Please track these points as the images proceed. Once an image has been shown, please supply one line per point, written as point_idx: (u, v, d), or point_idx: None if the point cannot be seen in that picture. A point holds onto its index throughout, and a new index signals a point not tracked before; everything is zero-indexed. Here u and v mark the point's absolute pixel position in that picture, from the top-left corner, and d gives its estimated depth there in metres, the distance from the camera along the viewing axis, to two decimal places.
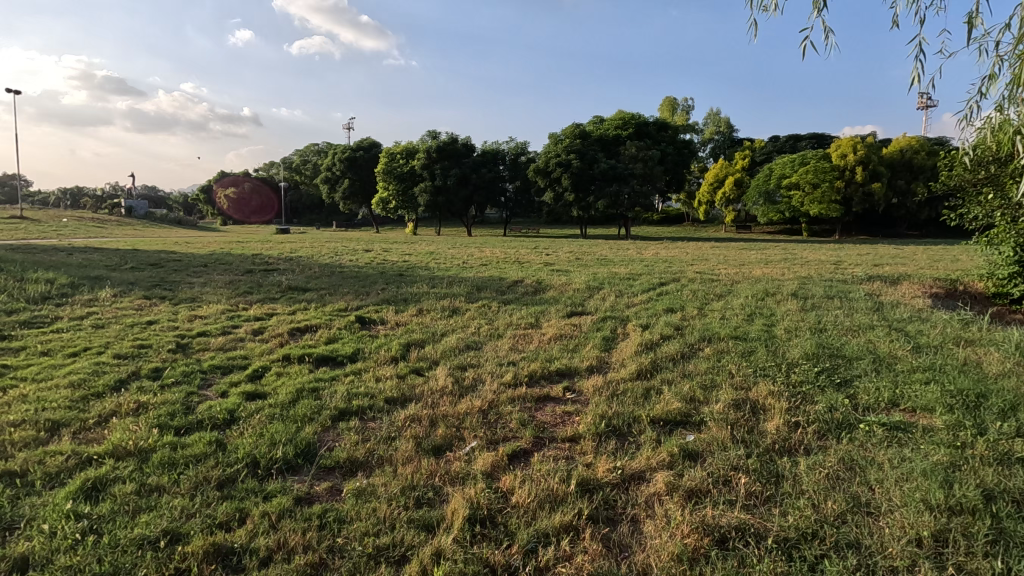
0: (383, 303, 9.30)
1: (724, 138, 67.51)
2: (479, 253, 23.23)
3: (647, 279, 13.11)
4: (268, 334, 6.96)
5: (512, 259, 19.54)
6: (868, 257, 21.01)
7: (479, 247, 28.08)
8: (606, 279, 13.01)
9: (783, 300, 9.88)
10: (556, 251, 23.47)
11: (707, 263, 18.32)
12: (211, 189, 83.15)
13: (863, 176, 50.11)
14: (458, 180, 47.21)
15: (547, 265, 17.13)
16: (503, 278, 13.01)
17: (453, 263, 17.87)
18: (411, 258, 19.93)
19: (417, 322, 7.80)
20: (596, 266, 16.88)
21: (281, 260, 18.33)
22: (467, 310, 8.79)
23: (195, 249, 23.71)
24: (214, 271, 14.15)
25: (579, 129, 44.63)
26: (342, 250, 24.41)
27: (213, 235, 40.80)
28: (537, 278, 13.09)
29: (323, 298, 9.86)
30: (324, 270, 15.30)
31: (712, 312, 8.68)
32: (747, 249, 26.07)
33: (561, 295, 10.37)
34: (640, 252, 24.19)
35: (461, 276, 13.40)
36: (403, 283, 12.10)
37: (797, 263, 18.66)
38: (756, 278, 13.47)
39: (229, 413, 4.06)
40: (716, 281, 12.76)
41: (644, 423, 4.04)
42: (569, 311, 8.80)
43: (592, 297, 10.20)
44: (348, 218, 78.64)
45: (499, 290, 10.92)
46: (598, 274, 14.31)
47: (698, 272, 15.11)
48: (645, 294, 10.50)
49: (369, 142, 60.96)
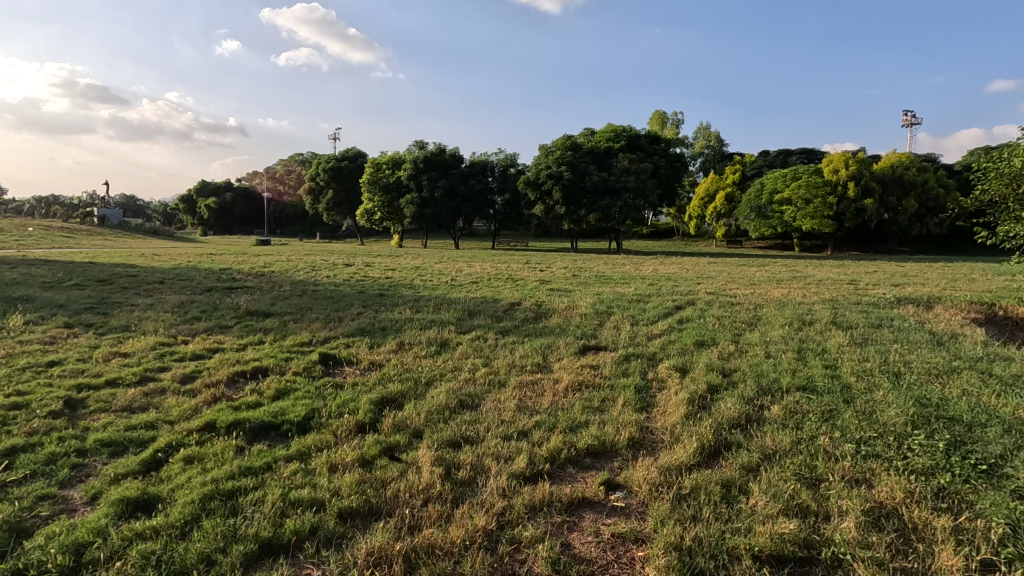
0: (358, 333, 7.75)
1: (714, 152, 67.17)
2: (469, 268, 21.80)
3: (659, 302, 11.72)
4: (200, 382, 5.35)
5: (505, 276, 18.07)
6: (879, 276, 19.91)
7: (468, 261, 26.70)
8: (615, 302, 11.61)
9: (826, 331, 8.51)
10: (551, 268, 22.11)
11: (714, 282, 17.09)
12: (191, 199, 80.82)
13: (855, 191, 49.70)
14: (446, 192, 45.86)
15: (545, 283, 15.70)
16: (499, 299, 11.54)
17: (441, 281, 16.34)
18: (394, 273, 18.40)
19: (398, 362, 6.26)
20: (596, 285, 15.47)
21: (250, 276, 16.66)
22: (458, 344, 7.27)
23: (160, 261, 21.94)
24: (168, 290, 12.45)
25: (570, 141, 43.63)
26: (320, 263, 22.80)
27: (189, 247, 39.03)
28: (537, 300, 11.63)
29: (286, 327, 8.26)
30: (296, 288, 13.68)
31: (753, 348, 7.26)
32: (750, 266, 24.89)
33: (567, 322, 8.93)
34: (638, 268, 22.91)
35: (452, 297, 11.91)
36: (384, 306, 10.54)
37: (810, 282, 17.44)
38: (779, 301, 12.15)
39: (76, 555, 2.49)
40: (736, 305, 11.42)
41: (748, 566, 2.56)
42: (582, 346, 7.31)
43: (605, 326, 8.73)
44: (333, 229, 76.79)
45: (495, 316, 9.43)
46: (603, 295, 12.91)
47: (711, 293, 13.78)
48: (665, 323, 9.09)
49: (354, 152, 59.46)
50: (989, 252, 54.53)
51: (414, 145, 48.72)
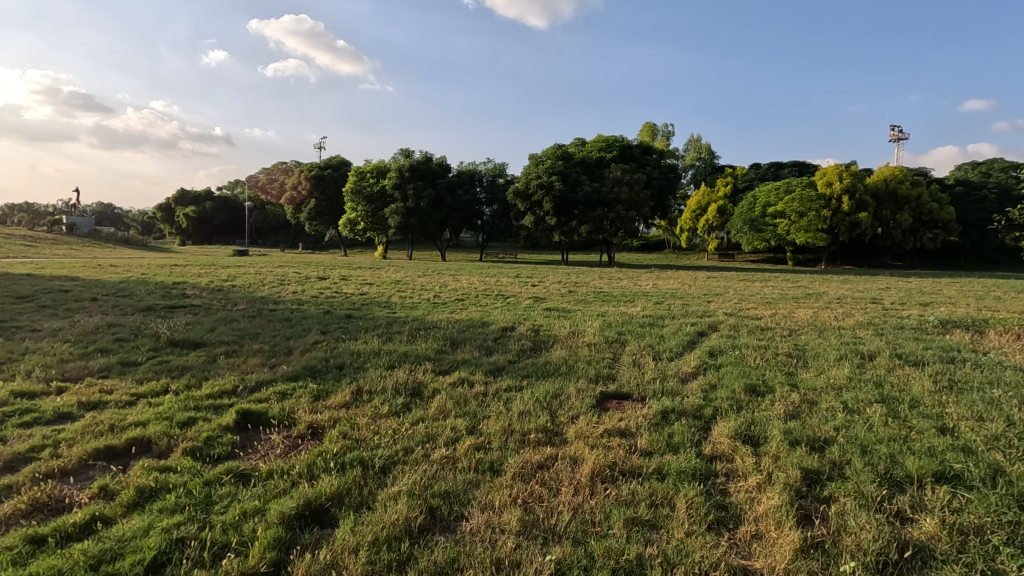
0: (303, 376, 5.88)
1: (706, 165, 66.35)
2: (454, 283, 20.05)
3: (676, 326, 10.03)
4: (27, 472, 3.44)
5: (494, 293, 16.34)
6: (899, 293, 18.44)
7: (454, 275, 24.95)
8: (624, 326, 9.95)
9: (896, 369, 6.82)
10: (544, 283, 20.42)
11: (726, 300, 15.49)
12: (169, 208, 78.26)
13: (850, 205, 48.83)
14: (432, 202, 44.20)
15: (539, 302, 13.99)
16: (489, 323, 9.77)
17: (422, 298, 14.56)
18: (371, 289, 16.58)
19: (348, 426, 4.42)
20: (597, 304, 13.73)
21: (205, 291, 14.66)
22: (436, 393, 5.45)
23: (113, 273, 19.86)
24: (94, 310, 10.47)
25: (561, 151, 42.24)
26: (293, 276, 20.86)
27: (161, 257, 36.97)
28: (533, 324, 9.87)
29: (214, 365, 6.36)
30: (251, 307, 11.76)
31: (824, 398, 5.52)
32: (755, 282, 23.34)
33: (575, 357, 7.16)
34: (637, 284, 21.29)
35: (434, 320, 10.15)
36: (352, 331, 8.71)
37: (829, 300, 15.93)
38: (811, 325, 10.54)
39: None
40: (765, 330, 9.77)
41: None
42: (600, 395, 5.50)
43: (622, 362, 6.97)
44: (316, 240, 74.52)
45: (486, 347, 7.61)
46: (609, 317, 11.20)
47: (730, 315, 12.13)
48: (696, 358, 7.34)
49: (338, 160, 57.73)
50: (983, 267, 53.95)
51: (399, 153, 47.04)
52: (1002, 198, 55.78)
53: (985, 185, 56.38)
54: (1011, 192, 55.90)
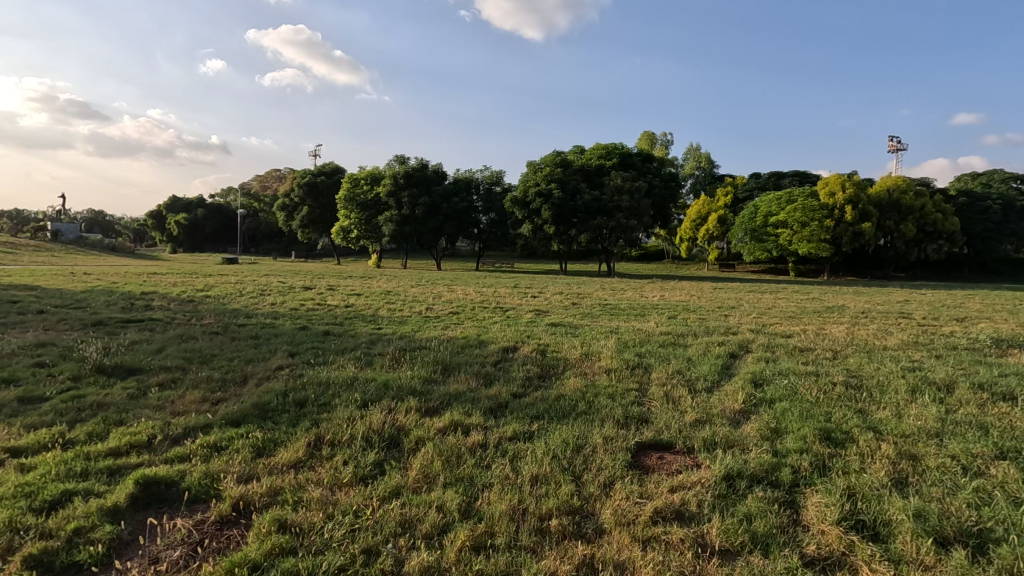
0: (248, 421, 4.52)
1: (705, 174, 65.55)
2: (449, 294, 18.78)
3: (702, 346, 8.73)
4: None
5: (492, 305, 15.08)
6: (924, 308, 17.25)
7: (449, 285, 23.69)
8: (642, 345, 8.67)
9: (991, 406, 5.52)
10: (545, 294, 19.17)
11: (744, 315, 14.26)
12: (160, 215, 76.79)
13: (853, 215, 47.87)
14: (428, 209, 42.98)
15: (542, 316, 12.69)
16: (487, 342, 8.48)
17: (413, 311, 13.24)
18: (358, 300, 15.25)
19: (291, 509, 3.09)
20: (606, 319, 12.45)
21: (174, 301, 13.31)
22: (419, 445, 4.14)
23: (81, 282, 18.48)
24: (32, 326, 9.07)
25: (560, 158, 41.14)
26: (276, 286, 19.52)
27: (147, 264, 35.71)
28: (538, 343, 8.58)
29: (137, 401, 5.00)
30: (218, 321, 10.40)
31: (925, 451, 4.25)
32: (766, 295, 22.15)
33: (594, 389, 5.86)
34: (643, 296, 20.05)
35: (425, 338, 8.88)
36: (326, 353, 7.41)
37: (854, 315, 14.70)
38: (853, 345, 9.26)
39: None
40: (805, 352, 8.49)
41: None
42: (635, 449, 4.21)
43: (654, 396, 5.67)
44: (309, 248, 73.08)
45: (486, 376, 6.29)
46: (622, 334, 9.89)
47: (756, 331, 10.85)
48: (740, 389, 6.05)
49: (332, 168, 56.60)
50: (987, 279, 53.09)
51: (394, 160, 45.89)
52: (1006, 209, 54.98)
53: (989, 196, 55.64)
54: (1015, 204, 55.11)
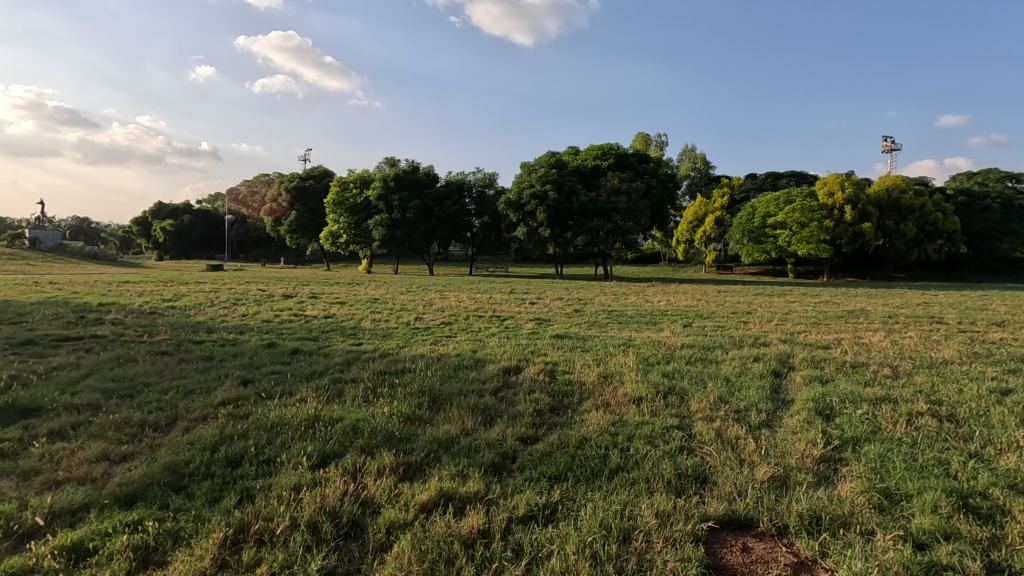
0: (142, 502, 3.12)
1: (701, 175, 64.66)
2: (440, 301, 17.44)
3: (737, 363, 7.41)
4: None
5: (487, 314, 13.82)
6: (948, 311, 16.21)
7: (441, 291, 22.47)
8: (667, 362, 7.38)
9: None
10: (544, 300, 17.95)
11: (763, 321, 13.07)
12: (145, 222, 74.91)
13: (852, 216, 46.99)
14: (419, 213, 41.56)
15: (544, 327, 11.40)
16: (484, 362, 7.15)
17: (400, 321, 11.92)
18: (340, 310, 13.92)
19: None
20: (615, 329, 11.17)
21: (130, 314, 11.84)
22: (389, 541, 2.82)
23: (40, 293, 17.01)
24: None
25: (555, 159, 39.91)
26: (254, 294, 18.14)
27: (126, 271, 34.06)
28: (544, 362, 7.23)
29: (4, 464, 3.61)
30: (170, 338, 8.97)
31: None
32: (776, 299, 20.97)
33: (625, 428, 4.55)
34: (648, 301, 18.95)
35: (411, 357, 7.56)
36: (289, 379, 6.06)
37: (882, 321, 13.49)
38: (907, 357, 7.99)
39: None
40: (857, 368, 7.21)
41: None
42: (705, 538, 2.91)
43: (702, 439, 4.39)
44: (299, 254, 71.51)
45: (486, 411, 4.99)
46: (639, 348, 8.57)
47: (788, 342, 9.56)
48: (806, 425, 4.78)
49: (321, 171, 55.27)
50: (988, 278, 52.47)
51: (384, 162, 44.51)
52: (1005, 208, 54.40)
53: (988, 195, 55.12)
54: (1013, 202, 54.60)
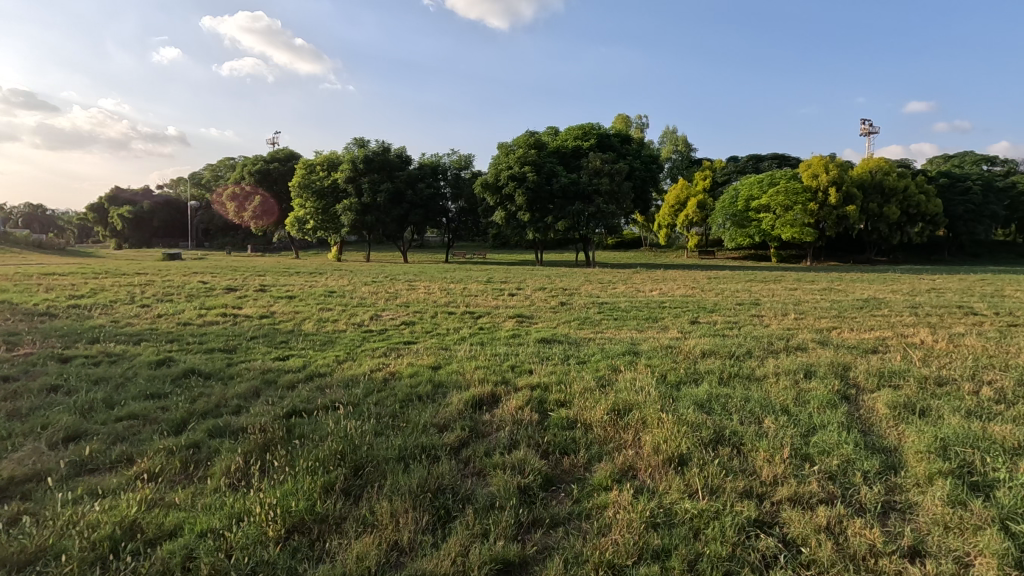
0: None
1: (682, 158, 63.10)
2: (406, 293, 15.31)
3: (786, 382, 5.55)
4: None
5: (459, 309, 11.79)
6: (970, 298, 14.74)
7: (414, 281, 20.38)
8: (696, 385, 5.47)
9: None
10: (526, 291, 16.01)
11: (780, 315, 11.34)
12: (102, 208, 70.42)
13: (837, 198, 45.64)
14: (390, 197, 39.06)
15: (526, 327, 9.44)
16: (448, 390, 5.16)
17: (351, 322, 9.81)
18: (284, 307, 11.70)
19: None
20: (611, 329, 9.25)
21: (10, 318, 9.44)
22: None
23: None
24: None
25: (533, 138, 37.70)
26: (194, 288, 15.76)
27: (68, 261, 31.02)
28: (531, 388, 5.23)
29: None
30: (27, 354, 6.67)
31: None
32: (775, 287, 19.34)
33: (678, 540, 2.63)
34: (641, 291, 17.21)
35: (350, 380, 5.54)
36: (141, 433, 3.94)
37: (909, 312, 11.89)
38: (997, 368, 6.17)
39: None
40: (948, 388, 5.36)
41: None
42: None
43: (817, 564, 2.50)
44: (267, 241, 68.20)
45: (437, 499, 3.02)
46: (650, 359, 6.65)
47: (827, 346, 7.72)
48: (962, 515, 2.92)
49: (286, 154, 52.12)
50: (968, 260, 52.35)
51: (352, 143, 41.77)
52: (986, 189, 54.00)
53: (969, 176, 54.85)
54: (993, 184, 54.41)
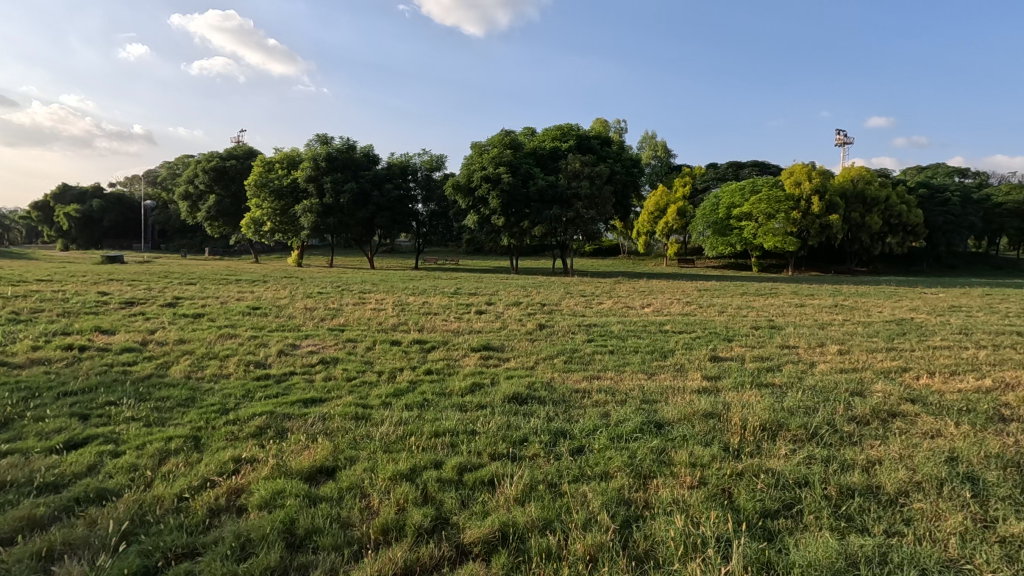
0: None
1: (662, 164, 61.61)
2: (350, 310, 12.45)
3: (961, 520, 3.00)
4: None
5: (406, 336, 8.95)
6: (1012, 322, 12.69)
7: (371, 293, 17.62)
8: (800, 531, 2.92)
9: None
10: (499, 307, 13.41)
11: (819, 347, 8.87)
12: (47, 206, 65.34)
13: (820, 207, 44.03)
14: (355, 198, 36.01)
15: (492, 368, 6.72)
16: (314, 564, 2.47)
17: (242, 361, 6.93)
18: (169, 332, 8.74)
19: None
20: (612, 374, 6.58)
21: None
22: None
23: None
24: None
25: (508, 138, 35.19)
26: (86, 301, 12.55)
27: None
28: (479, 558, 2.54)
29: None
30: None
31: None
32: (779, 302, 17.27)
33: None
34: (634, 307, 14.73)
35: (131, 526, 2.78)
36: None
37: (970, 342, 9.62)
38: None
39: None
40: None
41: None
42: None
43: None
44: (226, 244, 63.92)
45: None
46: (686, 446, 4.04)
47: (934, 411, 5.20)
48: None
49: (245, 150, 48.57)
50: (947, 272, 51.88)
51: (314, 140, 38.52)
52: (963, 202, 53.74)
53: (947, 189, 54.56)
54: (971, 197, 54.16)
